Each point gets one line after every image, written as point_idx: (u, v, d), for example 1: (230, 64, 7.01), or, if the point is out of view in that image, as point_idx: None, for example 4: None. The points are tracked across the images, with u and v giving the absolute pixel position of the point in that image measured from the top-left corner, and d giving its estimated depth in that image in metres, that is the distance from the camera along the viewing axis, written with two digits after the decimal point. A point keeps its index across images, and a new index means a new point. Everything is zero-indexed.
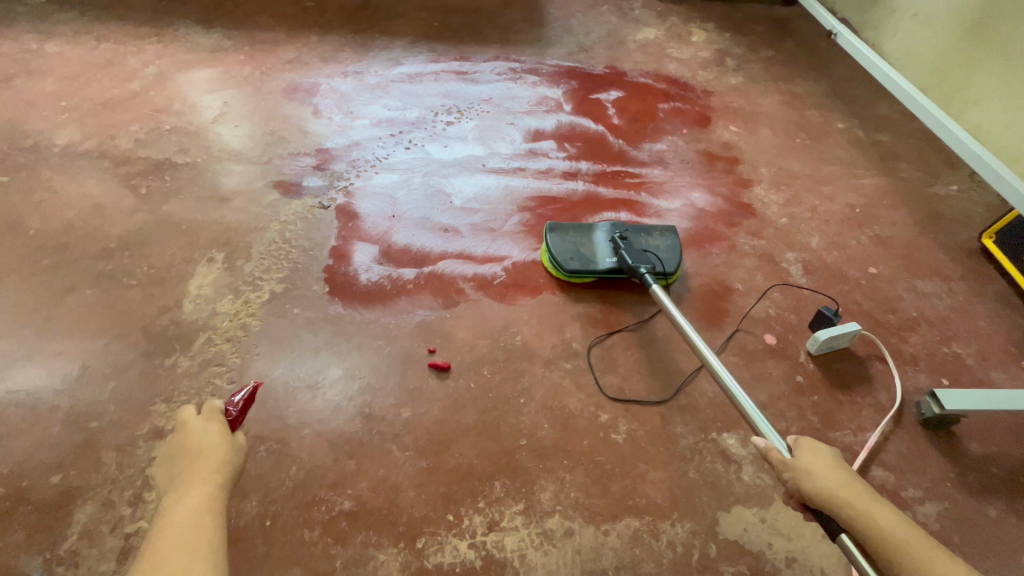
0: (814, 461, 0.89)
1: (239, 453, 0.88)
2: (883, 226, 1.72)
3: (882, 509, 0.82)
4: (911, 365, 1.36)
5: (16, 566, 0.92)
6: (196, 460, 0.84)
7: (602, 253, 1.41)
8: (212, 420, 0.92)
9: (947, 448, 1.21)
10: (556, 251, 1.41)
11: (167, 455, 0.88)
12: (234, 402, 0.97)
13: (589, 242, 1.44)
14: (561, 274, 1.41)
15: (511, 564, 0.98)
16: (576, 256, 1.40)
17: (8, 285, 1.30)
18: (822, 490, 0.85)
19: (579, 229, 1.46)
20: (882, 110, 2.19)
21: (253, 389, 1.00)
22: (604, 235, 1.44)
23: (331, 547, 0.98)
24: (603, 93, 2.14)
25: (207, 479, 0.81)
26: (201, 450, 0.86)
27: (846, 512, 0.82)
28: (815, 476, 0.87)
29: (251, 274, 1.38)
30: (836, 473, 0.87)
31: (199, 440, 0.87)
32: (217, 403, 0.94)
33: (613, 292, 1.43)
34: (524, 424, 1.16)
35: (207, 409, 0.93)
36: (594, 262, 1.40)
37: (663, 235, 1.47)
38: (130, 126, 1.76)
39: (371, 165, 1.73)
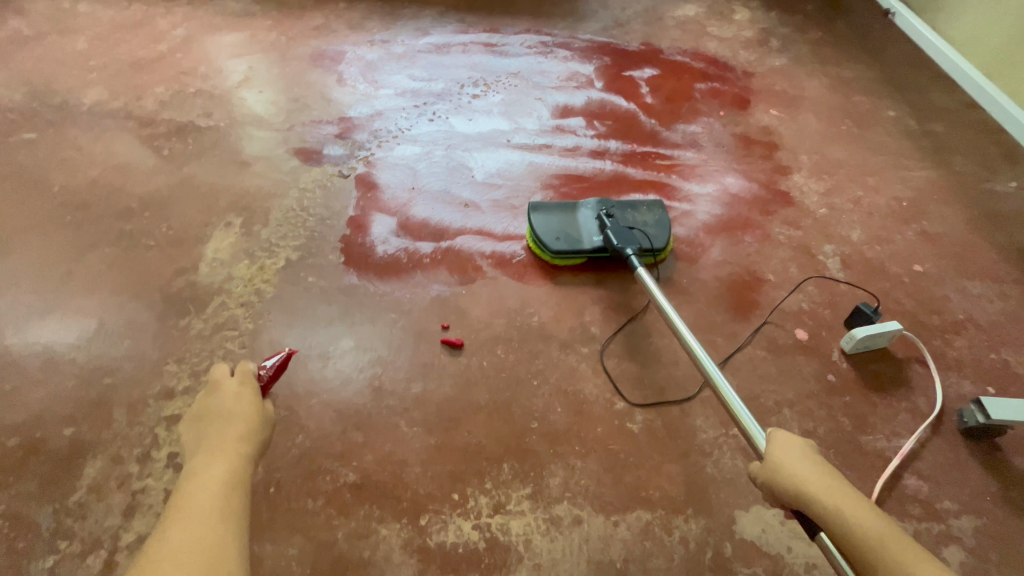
0: (787, 455, 0.86)
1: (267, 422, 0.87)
2: (931, 222, 1.60)
3: (854, 503, 0.77)
4: (954, 370, 1.26)
5: (26, 514, 0.93)
6: (226, 423, 0.83)
7: (588, 232, 1.37)
8: (246, 383, 0.91)
9: (989, 460, 1.12)
10: (541, 231, 1.36)
11: (196, 413, 0.88)
12: (266, 367, 0.98)
13: (574, 220, 1.39)
14: (546, 255, 1.36)
15: (516, 548, 0.95)
16: (562, 236, 1.35)
17: (31, 239, 1.31)
18: (794, 487, 0.82)
19: (563, 207, 1.41)
20: (939, 98, 2.05)
21: (285, 356, 1.00)
22: (589, 213, 1.40)
23: (334, 518, 0.96)
24: (637, 70, 2.05)
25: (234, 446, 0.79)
26: (231, 416, 0.85)
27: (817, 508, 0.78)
28: (786, 472, 0.84)
29: (267, 240, 1.37)
30: (810, 468, 0.83)
31: (229, 403, 0.87)
32: (251, 366, 0.94)
33: (603, 274, 1.37)
34: (536, 407, 1.12)
35: (241, 371, 0.92)
36: (580, 242, 1.35)
37: (651, 210, 1.43)
38: (156, 87, 1.75)
39: (393, 136, 1.69)
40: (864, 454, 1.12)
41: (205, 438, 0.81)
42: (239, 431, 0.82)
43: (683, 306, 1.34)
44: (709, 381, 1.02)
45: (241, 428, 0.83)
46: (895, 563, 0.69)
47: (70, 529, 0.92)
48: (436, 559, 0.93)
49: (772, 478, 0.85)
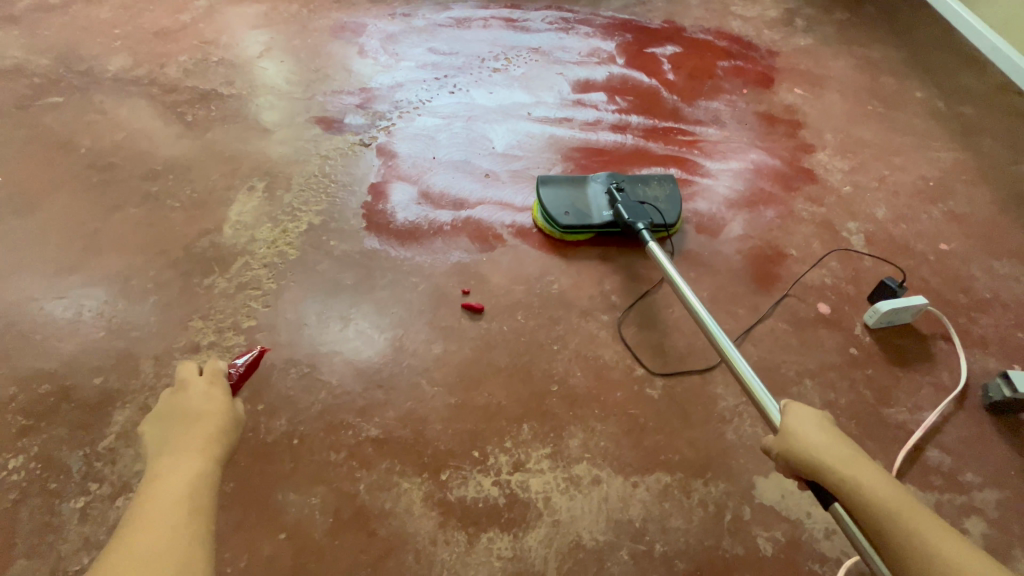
0: (802, 425, 0.84)
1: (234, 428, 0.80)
2: (958, 203, 1.58)
3: (871, 473, 0.75)
4: (980, 348, 1.25)
5: (57, 458, 0.95)
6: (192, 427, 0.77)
7: (597, 207, 1.36)
8: (216, 384, 0.85)
9: (1013, 436, 1.11)
10: (550, 206, 1.34)
11: (155, 418, 0.79)
12: (237, 365, 0.96)
13: (583, 194, 1.37)
14: (555, 230, 1.35)
15: (535, 505, 0.96)
16: (571, 211, 1.34)
17: (58, 198, 1.33)
18: (809, 455, 0.79)
19: (572, 181, 1.39)
20: (969, 80, 2.00)
21: (256, 354, 1.00)
22: (599, 187, 1.38)
23: (356, 470, 0.97)
24: (659, 47, 2.02)
25: (195, 463, 0.71)
26: (198, 418, 0.78)
27: (834, 477, 0.76)
28: (803, 441, 0.81)
29: (290, 204, 1.38)
30: (826, 438, 0.81)
31: (197, 405, 0.80)
32: (221, 364, 0.87)
33: (614, 248, 1.37)
34: (556, 370, 1.12)
35: (211, 370, 0.85)
36: (590, 217, 1.34)
37: (662, 184, 1.41)
38: (179, 56, 1.76)
39: (413, 107, 1.69)
40: (886, 426, 1.11)
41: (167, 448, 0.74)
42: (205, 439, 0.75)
43: (704, 278, 1.33)
44: (724, 358, 1.00)
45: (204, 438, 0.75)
46: (915, 532, 0.66)
47: (99, 472, 0.94)
48: (456, 513, 0.94)
49: (787, 447, 0.83)
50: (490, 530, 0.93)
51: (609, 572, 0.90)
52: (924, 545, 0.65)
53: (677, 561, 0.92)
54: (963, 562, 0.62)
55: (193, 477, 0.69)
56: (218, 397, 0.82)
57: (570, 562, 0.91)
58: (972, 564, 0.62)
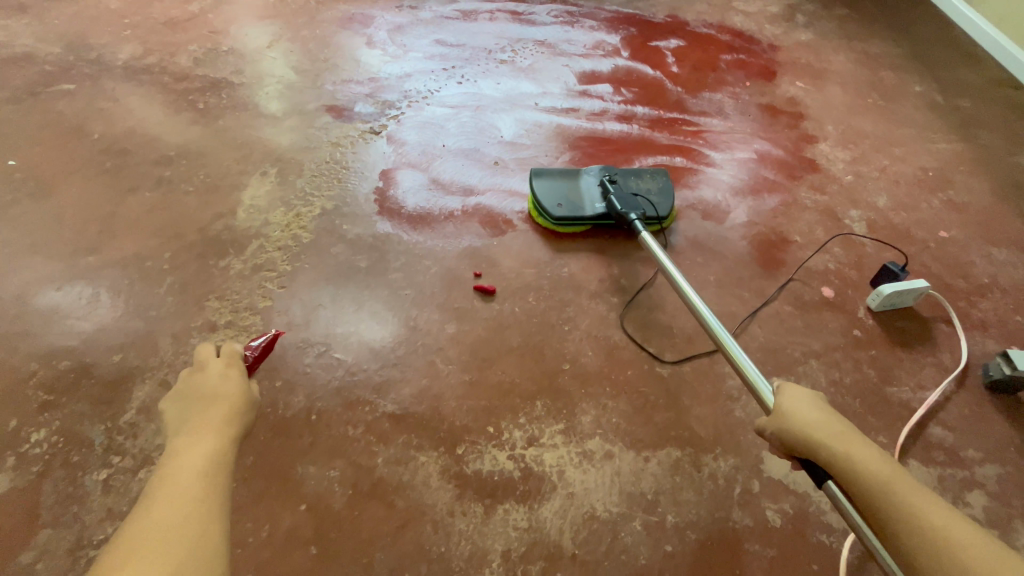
0: (794, 403, 0.81)
1: (250, 410, 0.76)
2: (957, 192, 1.61)
3: (864, 449, 0.72)
4: (979, 330, 1.28)
5: (79, 431, 0.96)
6: (209, 409, 0.73)
7: (590, 199, 1.36)
8: (232, 366, 0.80)
9: (1013, 414, 1.14)
10: (544, 197, 1.35)
11: (171, 400, 0.76)
12: (252, 348, 0.92)
13: (577, 187, 1.39)
14: (548, 221, 1.35)
15: (550, 478, 0.98)
16: (565, 203, 1.35)
17: (73, 182, 1.34)
18: (801, 434, 0.77)
19: (565, 174, 1.41)
20: (967, 74, 2.04)
21: (271, 337, 0.95)
22: (591, 180, 1.40)
23: (373, 445, 0.99)
24: (662, 41, 2.05)
25: (209, 445, 0.67)
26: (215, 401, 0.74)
27: (825, 455, 0.73)
28: (795, 420, 0.79)
29: (302, 189, 1.39)
30: (819, 416, 0.78)
31: (215, 388, 0.76)
32: (238, 347, 0.83)
33: (607, 241, 1.37)
34: (567, 350, 1.15)
35: (227, 351, 0.82)
36: (582, 209, 1.35)
37: (655, 178, 1.43)
38: (189, 45, 1.77)
39: (422, 97, 1.71)
40: (889, 404, 1.13)
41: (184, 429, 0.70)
42: (220, 421, 0.71)
43: (710, 262, 1.36)
44: (720, 347, 0.98)
45: (218, 421, 0.71)
46: (909, 509, 0.64)
47: (121, 445, 0.95)
48: (473, 485, 0.96)
49: (779, 426, 0.81)
50: (506, 502, 0.95)
51: (622, 542, 0.93)
52: (919, 522, 0.63)
53: (688, 531, 0.94)
54: (960, 537, 0.60)
55: (207, 459, 0.64)
56: (233, 379, 0.78)
57: (584, 532, 0.93)
58: (968, 539, 0.60)
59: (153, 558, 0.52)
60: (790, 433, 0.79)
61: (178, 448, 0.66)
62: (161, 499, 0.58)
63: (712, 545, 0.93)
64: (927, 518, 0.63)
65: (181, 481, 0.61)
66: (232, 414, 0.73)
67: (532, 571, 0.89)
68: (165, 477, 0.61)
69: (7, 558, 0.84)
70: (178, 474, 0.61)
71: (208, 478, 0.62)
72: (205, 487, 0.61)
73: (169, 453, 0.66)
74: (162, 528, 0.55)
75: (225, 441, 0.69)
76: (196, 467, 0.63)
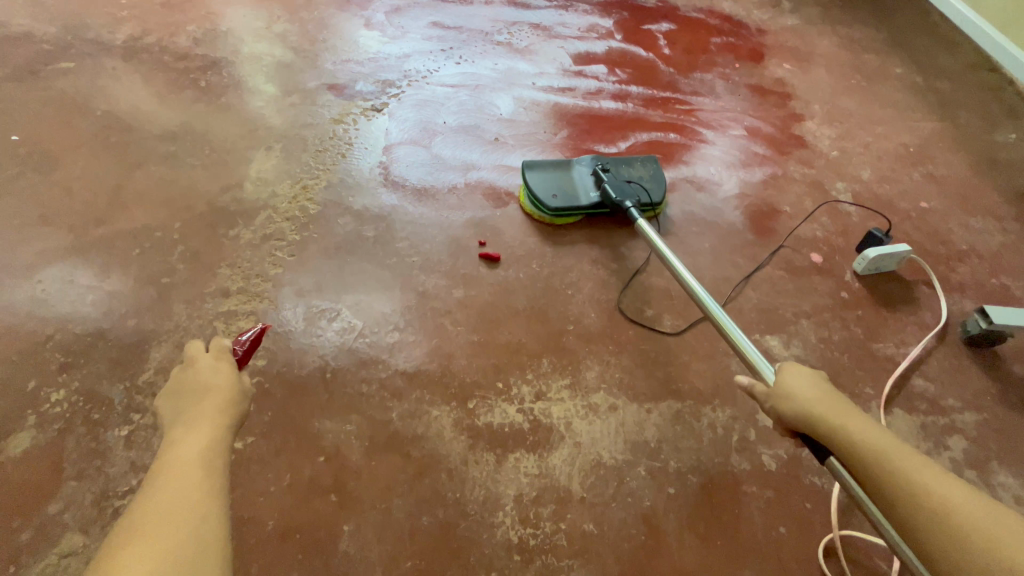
0: (793, 381, 0.82)
1: (243, 401, 0.74)
2: (937, 166, 1.68)
3: (862, 424, 0.73)
4: (958, 292, 1.35)
5: (99, 391, 0.99)
6: (202, 402, 0.70)
7: (584, 189, 1.36)
8: (222, 359, 0.78)
9: (989, 366, 1.21)
10: (538, 189, 1.33)
11: (163, 397, 0.73)
12: (240, 342, 0.88)
13: (569, 177, 1.37)
14: (544, 213, 1.34)
15: (557, 429, 1.02)
16: (560, 193, 1.34)
17: (78, 156, 1.35)
18: (797, 410, 0.78)
19: (557, 165, 1.39)
20: (944, 58, 2.12)
21: (260, 330, 0.91)
22: (584, 170, 1.38)
23: (388, 400, 1.03)
24: (654, 24, 2.10)
25: (207, 434, 0.65)
26: (207, 393, 0.72)
27: (823, 431, 0.74)
28: (792, 397, 0.80)
29: (308, 162, 1.42)
30: (818, 394, 0.79)
31: (208, 381, 0.74)
32: (228, 341, 0.81)
33: (603, 229, 1.37)
34: (571, 312, 1.19)
35: (216, 346, 0.79)
36: (578, 199, 1.34)
37: (645, 165, 1.43)
38: (187, 25, 1.78)
39: (421, 76, 1.73)
40: (875, 358, 1.20)
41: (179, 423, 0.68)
42: (215, 411, 0.69)
43: (705, 232, 1.41)
44: (708, 316, 1.05)
45: (213, 412, 0.69)
46: (900, 478, 0.64)
47: (142, 404, 0.98)
48: (485, 436, 1.00)
49: (777, 403, 0.82)
50: (516, 451, 0.99)
51: (628, 486, 0.97)
52: (915, 490, 0.63)
53: (690, 475, 0.99)
54: (958, 504, 0.60)
55: (206, 449, 0.63)
56: (227, 374, 0.76)
57: (593, 477, 0.98)
58: (966, 506, 0.59)
59: (157, 544, 0.51)
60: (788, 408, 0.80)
61: (173, 439, 0.64)
62: (163, 487, 0.56)
63: (713, 487, 0.99)
64: (923, 486, 0.63)
65: (179, 470, 0.59)
66: (226, 405, 0.71)
67: (543, 513, 0.93)
68: (163, 468, 0.59)
69: (36, 508, 0.87)
70: (179, 466, 0.59)
71: (208, 466, 0.61)
72: (206, 474, 0.60)
73: (165, 445, 0.64)
74: (165, 518, 0.53)
75: (221, 431, 0.67)
76: (196, 461, 0.61)
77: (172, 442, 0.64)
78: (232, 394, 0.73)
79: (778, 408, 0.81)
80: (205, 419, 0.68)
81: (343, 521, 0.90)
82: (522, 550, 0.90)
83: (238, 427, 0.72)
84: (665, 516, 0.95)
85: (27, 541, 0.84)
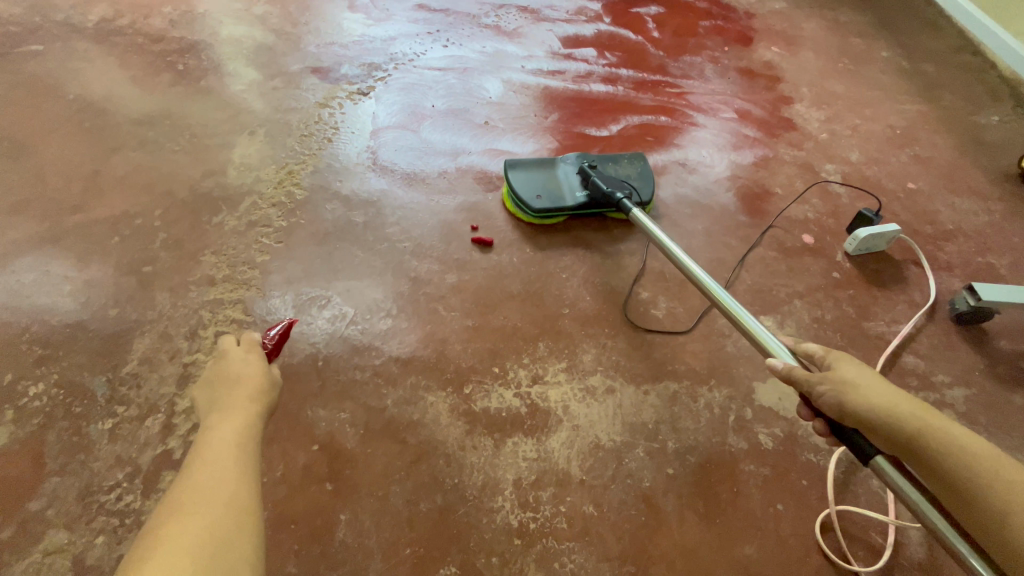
0: (850, 371, 0.76)
1: (273, 391, 0.76)
2: (923, 147, 1.69)
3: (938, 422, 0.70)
4: (946, 271, 1.37)
5: (81, 383, 0.95)
6: (234, 389, 0.73)
7: (570, 188, 1.30)
8: (251, 352, 0.81)
9: (976, 342, 1.23)
10: (521, 189, 1.28)
11: (199, 387, 0.77)
12: (269, 337, 0.90)
13: (554, 177, 1.32)
14: (529, 215, 1.28)
15: (555, 413, 1.01)
16: (544, 193, 1.28)
17: (51, 142, 1.30)
18: (871, 406, 0.72)
19: (540, 163, 1.33)
20: (929, 41, 2.13)
21: (289, 324, 0.93)
22: (569, 168, 1.33)
23: (382, 387, 1.01)
24: (643, 7, 2.07)
25: (240, 422, 0.68)
26: (238, 381, 0.75)
27: (901, 431, 0.70)
28: (860, 391, 0.73)
29: (293, 147, 1.38)
30: (880, 387, 0.74)
31: (238, 370, 0.77)
32: (256, 335, 0.84)
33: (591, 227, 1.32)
34: (567, 295, 1.18)
35: (246, 339, 0.82)
36: (563, 199, 1.28)
37: (632, 163, 1.39)
38: (163, 7, 1.71)
39: (408, 60, 1.69)
40: (867, 337, 1.21)
41: (212, 409, 0.71)
42: (246, 400, 0.72)
43: (698, 214, 1.41)
44: (717, 303, 1.00)
45: (244, 399, 0.72)
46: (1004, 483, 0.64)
47: (125, 396, 0.95)
48: (482, 421, 0.99)
49: (840, 397, 0.74)
50: (514, 436, 0.98)
51: (627, 467, 0.97)
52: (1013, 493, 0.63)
53: (688, 455, 0.99)
54: None
55: (237, 436, 0.65)
56: (256, 364, 0.79)
57: (591, 460, 0.97)
58: None
59: (195, 521, 0.53)
60: (854, 402, 0.73)
61: (208, 426, 0.67)
62: (197, 470, 0.58)
63: (710, 466, 0.99)
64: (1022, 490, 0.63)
65: (213, 453, 0.62)
66: (256, 395, 0.73)
67: (542, 497, 0.92)
68: (199, 453, 0.62)
69: (17, 505, 0.83)
70: (213, 449, 0.62)
71: (239, 453, 0.63)
72: (237, 460, 0.61)
73: (200, 431, 0.67)
74: (199, 494, 0.56)
75: (252, 420, 0.69)
76: (228, 445, 0.63)
77: (208, 428, 0.67)
78: (262, 382, 0.76)
79: (839, 401, 0.74)
80: (237, 406, 0.70)
81: (340, 509, 0.88)
82: (522, 534, 0.89)
83: (268, 417, 0.74)
84: (665, 496, 0.95)
85: (8, 539, 0.81)
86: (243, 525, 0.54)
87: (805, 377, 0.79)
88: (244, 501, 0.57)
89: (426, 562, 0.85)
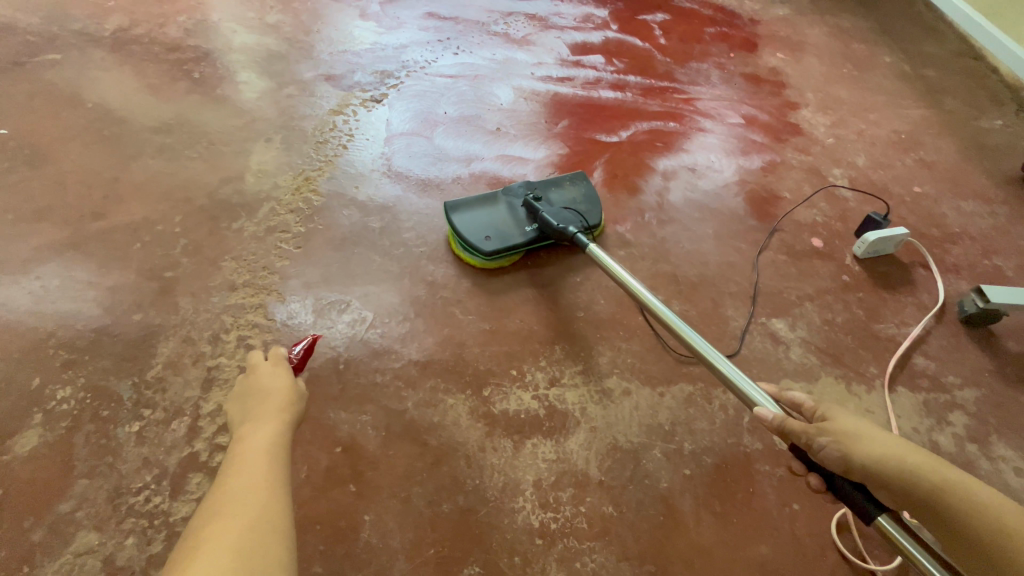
0: (847, 420, 0.70)
1: (301, 401, 0.80)
2: (929, 152, 1.71)
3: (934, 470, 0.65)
4: (953, 273, 1.38)
5: (107, 387, 0.97)
6: (263, 400, 0.77)
7: (518, 225, 1.23)
8: (279, 365, 0.84)
9: (984, 343, 1.25)
10: (467, 232, 1.19)
11: (232, 403, 0.80)
12: (294, 354, 0.92)
13: (499, 213, 1.24)
14: (478, 258, 1.20)
15: (572, 414, 1.03)
16: (493, 234, 1.20)
17: (71, 150, 1.32)
18: (880, 459, 0.65)
19: (482, 201, 1.25)
20: (932, 46, 2.15)
21: (311, 341, 0.95)
22: (513, 202, 1.25)
23: (402, 390, 1.03)
24: (649, 15, 2.10)
25: (272, 429, 0.71)
26: (268, 392, 0.79)
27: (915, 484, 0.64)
28: (861, 440, 0.67)
29: (308, 153, 1.41)
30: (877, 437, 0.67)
31: (267, 381, 0.81)
32: (281, 350, 0.87)
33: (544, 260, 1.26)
34: (580, 299, 1.20)
35: (273, 354, 0.86)
36: (512, 238, 1.21)
37: (574, 184, 1.33)
38: (178, 16, 1.74)
39: (420, 67, 1.71)
40: (877, 339, 1.23)
41: (245, 420, 0.75)
42: (277, 410, 0.75)
43: (708, 218, 1.43)
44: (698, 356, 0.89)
45: (276, 409, 0.75)
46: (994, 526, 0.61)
47: (151, 399, 0.96)
48: (501, 423, 1.00)
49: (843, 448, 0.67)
50: (534, 437, 1.00)
51: (645, 467, 0.99)
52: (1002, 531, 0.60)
53: (704, 456, 1.01)
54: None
55: (269, 442, 0.68)
56: (283, 376, 0.82)
57: (609, 461, 0.98)
58: None
59: (235, 516, 0.56)
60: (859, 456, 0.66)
61: (242, 434, 0.70)
62: (233, 473, 0.62)
63: (727, 466, 1.00)
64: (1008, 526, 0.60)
65: (249, 457, 0.65)
66: (285, 405, 0.77)
67: (563, 497, 0.94)
68: (235, 458, 0.65)
69: (47, 507, 0.85)
70: (249, 453, 0.66)
71: (270, 454, 0.66)
72: (267, 463, 0.64)
73: (236, 440, 0.70)
74: (239, 492, 0.59)
75: (282, 426, 0.73)
76: (262, 449, 0.67)
77: (242, 436, 0.70)
78: (289, 392, 0.79)
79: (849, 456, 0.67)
80: (269, 415, 0.74)
81: (363, 510, 0.90)
82: (543, 534, 0.90)
83: (298, 424, 0.77)
84: (683, 496, 0.96)
85: (39, 540, 0.82)
86: (277, 517, 0.57)
87: (800, 427, 0.71)
88: (278, 498, 0.59)
89: (450, 562, 0.86)
